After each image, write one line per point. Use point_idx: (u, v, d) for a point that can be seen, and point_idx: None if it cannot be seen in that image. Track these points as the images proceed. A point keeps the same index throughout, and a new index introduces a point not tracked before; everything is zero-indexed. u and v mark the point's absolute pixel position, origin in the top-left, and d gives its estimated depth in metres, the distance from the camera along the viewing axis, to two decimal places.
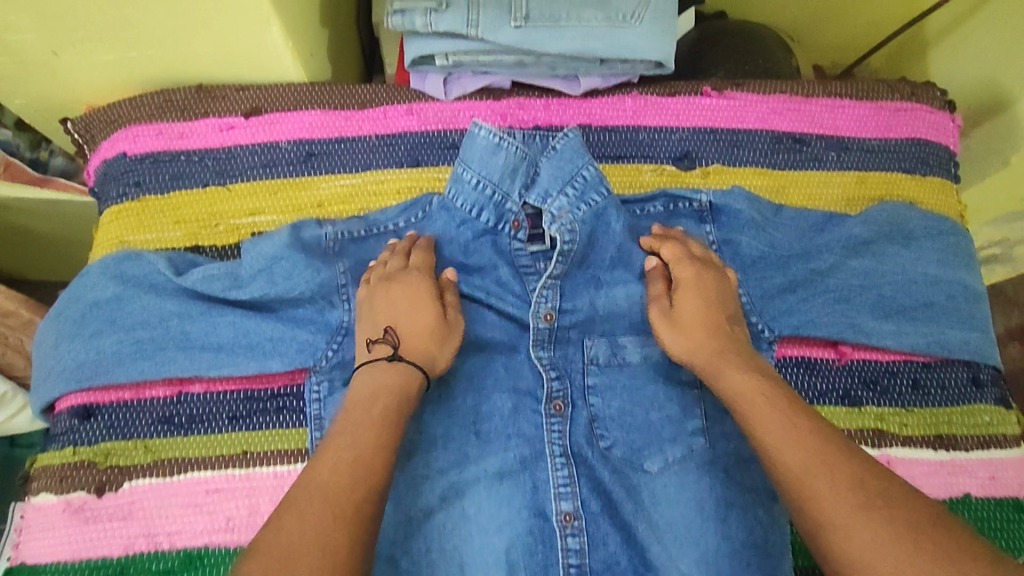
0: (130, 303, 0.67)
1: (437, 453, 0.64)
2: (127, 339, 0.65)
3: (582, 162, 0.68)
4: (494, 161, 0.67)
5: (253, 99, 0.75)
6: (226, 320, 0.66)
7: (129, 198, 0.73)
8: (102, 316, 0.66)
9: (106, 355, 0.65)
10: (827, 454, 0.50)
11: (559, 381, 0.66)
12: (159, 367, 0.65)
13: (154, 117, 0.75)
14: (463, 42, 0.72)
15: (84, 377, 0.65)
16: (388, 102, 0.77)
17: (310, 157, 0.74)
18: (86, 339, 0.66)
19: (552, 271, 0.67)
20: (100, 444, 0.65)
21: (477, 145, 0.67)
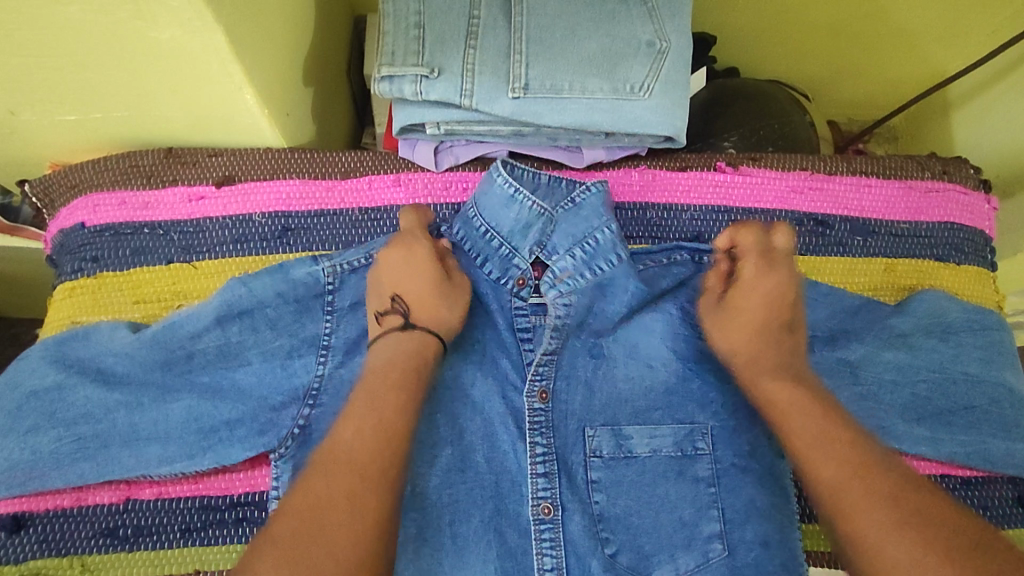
0: (71, 394, 0.59)
1: (416, 562, 0.57)
2: (67, 436, 0.58)
3: (601, 222, 0.65)
4: (506, 213, 0.64)
5: (227, 167, 0.69)
6: (179, 407, 0.59)
7: (85, 274, 0.66)
8: (38, 409, 0.59)
9: (42, 453, 0.58)
10: (861, 470, 0.49)
11: (547, 482, 0.60)
12: (102, 469, 0.57)
13: (117, 184, 0.69)
14: (454, 111, 0.67)
15: (15, 483, 0.57)
16: (374, 172, 0.70)
17: (286, 232, 0.68)
18: (18, 436, 0.58)
19: (546, 348, 0.63)
20: (31, 560, 0.57)
21: (494, 193, 0.65)
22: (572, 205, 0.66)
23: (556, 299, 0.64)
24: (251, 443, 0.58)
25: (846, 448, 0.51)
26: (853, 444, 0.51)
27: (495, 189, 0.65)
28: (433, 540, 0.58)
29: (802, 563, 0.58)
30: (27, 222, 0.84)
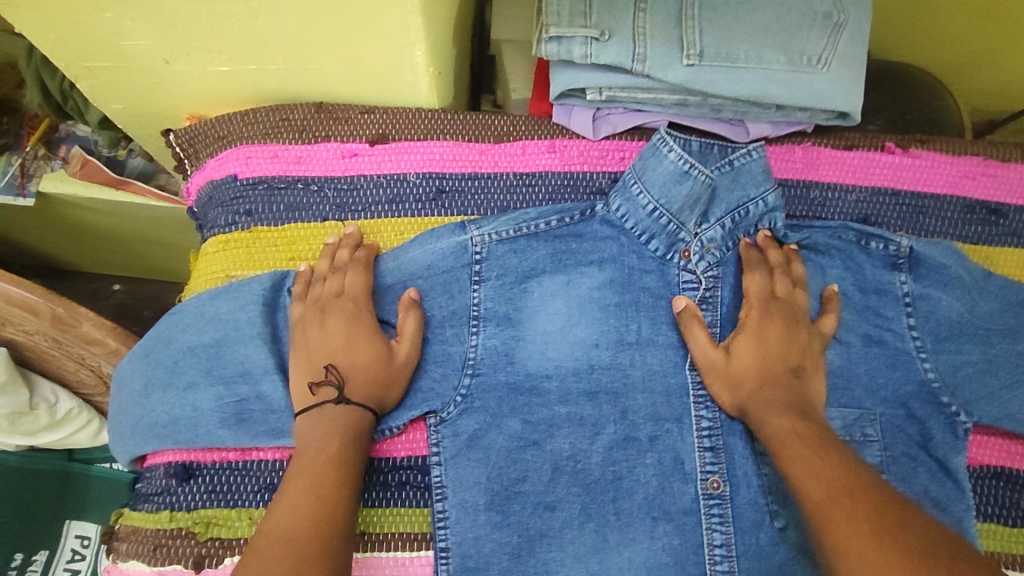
0: (229, 353, 0.59)
1: (578, 533, 0.57)
2: (229, 395, 0.58)
3: (760, 190, 0.64)
4: (677, 189, 0.62)
5: (380, 125, 0.67)
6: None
7: (239, 228, 0.64)
8: (197, 365, 0.59)
9: (207, 410, 0.58)
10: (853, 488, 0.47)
11: (713, 456, 0.59)
12: (270, 427, 0.57)
13: (269, 138, 0.67)
14: (623, 77, 0.64)
15: (180, 436, 0.57)
16: (528, 137, 0.68)
17: (440, 194, 0.66)
18: (181, 391, 0.59)
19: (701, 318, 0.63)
20: (200, 510, 0.56)
21: (662, 168, 0.62)
22: (731, 169, 0.64)
23: (706, 272, 0.63)
24: (411, 401, 0.59)
25: (836, 468, 0.49)
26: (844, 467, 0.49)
27: (663, 164, 0.62)
28: (595, 514, 0.57)
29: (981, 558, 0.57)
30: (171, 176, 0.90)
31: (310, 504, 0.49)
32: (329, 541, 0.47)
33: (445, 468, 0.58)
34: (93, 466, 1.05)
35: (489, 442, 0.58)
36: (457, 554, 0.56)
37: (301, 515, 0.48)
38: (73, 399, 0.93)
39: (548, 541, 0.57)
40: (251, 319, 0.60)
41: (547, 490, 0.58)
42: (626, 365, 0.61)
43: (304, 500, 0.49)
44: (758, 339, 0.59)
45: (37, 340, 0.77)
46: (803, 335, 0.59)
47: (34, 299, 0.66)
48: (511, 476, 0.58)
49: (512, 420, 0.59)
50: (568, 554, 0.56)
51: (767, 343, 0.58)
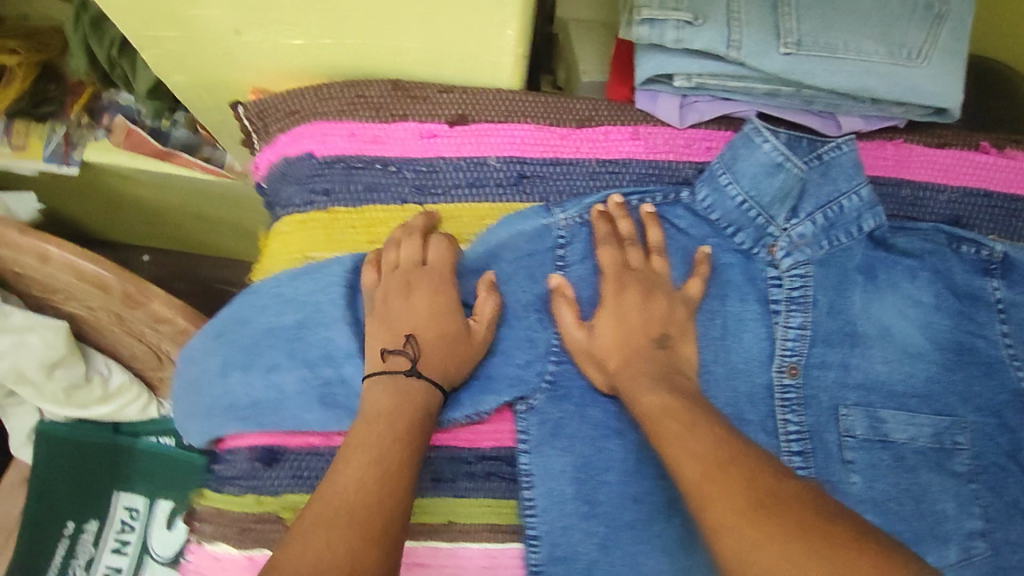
0: (309, 335, 0.59)
1: (665, 527, 0.57)
2: (313, 379, 0.58)
3: (852, 184, 0.61)
4: (769, 182, 0.60)
5: (459, 104, 0.65)
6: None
7: (317, 208, 0.63)
8: (278, 347, 0.59)
9: (291, 393, 0.58)
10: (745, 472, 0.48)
11: (803, 460, 0.59)
12: (358, 411, 0.57)
13: (344, 115, 0.65)
14: (714, 64, 0.62)
15: (264, 418, 0.58)
16: (610, 122, 0.66)
17: (521, 179, 0.64)
18: (262, 373, 0.58)
19: (789, 320, 0.61)
20: (287, 495, 0.57)
21: (756, 159, 0.60)
22: (820, 163, 0.62)
23: (790, 270, 0.62)
24: (498, 388, 0.58)
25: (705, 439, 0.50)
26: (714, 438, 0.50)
27: (758, 155, 0.60)
28: (680, 510, 0.58)
29: None
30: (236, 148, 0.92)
31: (372, 479, 0.47)
32: (390, 518, 0.46)
33: (532, 457, 0.57)
34: (139, 440, 1.05)
35: (574, 431, 0.58)
36: (547, 542, 0.56)
37: (364, 484, 0.47)
38: (125, 372, 0.93)
39: (634, 533, 0.57)
40: (331, 302, 0.59)
41: (633, 482, 0.58)
42: (710, 362, 0.60)
43: (370, 472, 0.47)
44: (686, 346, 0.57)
45: (98, 315, 0.76)
46: (663, 301, 0.57)
47: (105, 276, 0.65)
48: (598, 466, 0.58)
49: (598, 409, 0.59)
50: (655, 546, 0.57)
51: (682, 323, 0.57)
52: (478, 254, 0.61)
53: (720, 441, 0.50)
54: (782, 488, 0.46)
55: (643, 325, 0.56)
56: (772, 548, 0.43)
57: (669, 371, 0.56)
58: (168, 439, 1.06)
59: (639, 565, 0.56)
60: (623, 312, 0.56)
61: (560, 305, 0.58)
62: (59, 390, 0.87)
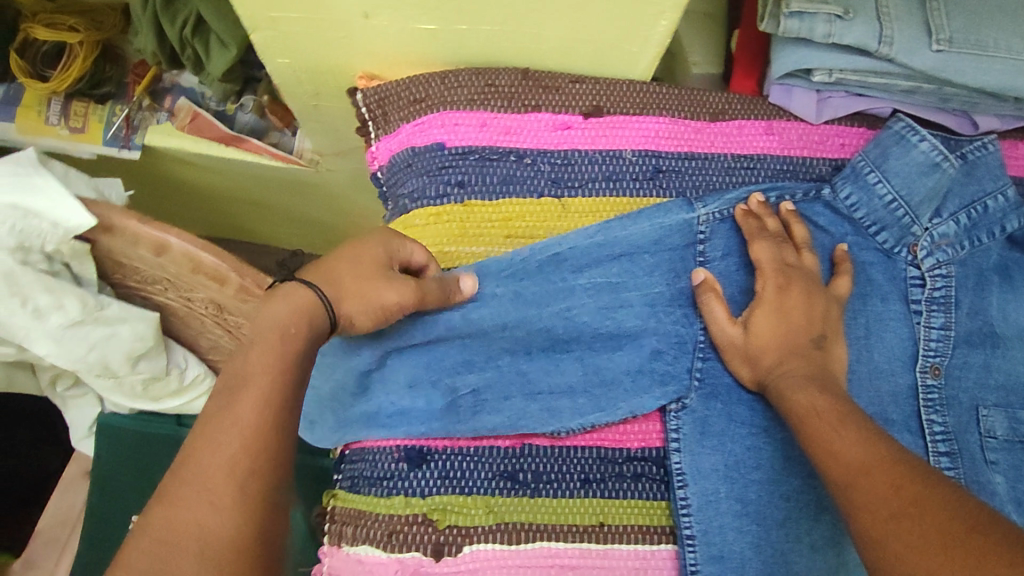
0: (445, 345, 0.58)
1: (814, 526, 0.56)
2: (459, 388, 0.58)
3: (997, 185, 0.61)
4: (922, 181, 0.60)
5: (594, 96, 0.63)
6: (572, 359, 0.58)
7: (451, 200, 0.61)
8: (418, 358, 0.58)
9: (439, 397, 0.57)
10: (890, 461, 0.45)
11: (951, 462, 0.58)
12: (511, 417, 0.57)
13: (475, 104, 0.63)
14: (860, 60, 0.61)
15: (410, 423, 0.57)
16: (744, 116, 0.65)
17: (658, 174, 0.62)
18: (404, 387, 0.58)
19: (931, 320, 0.60)
20: (436, 497, 0.55)
21: (910, 158, 0.60)
22: (965, 162, 0.61)
23: (932, 270, 0.61)
24: (650, 387, 0.57)
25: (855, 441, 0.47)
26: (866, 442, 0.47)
27: (914, 154, 0.60)
28: (830, 508, 0.56)
29: None
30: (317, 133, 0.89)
31: (253, 432, 0.43)
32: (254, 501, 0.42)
33: (684, 455, 0.57)
34: None
35: (722, 429, 0.57)
36: (702, 542, 0.55)
37: (258, 433, 0.44)
38: (200, 364, 0.90)
39: (785, 531, 0.56)
40: (477, 310, 0.58)
41: (780, 481, 0.56)
42: (853, 361, 0.60)
43: (248, 443, 0.43)
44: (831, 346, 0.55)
45: (195, 306, 0.73)
46: (822, 300, 0.56)
47: (224, 267, 0.63)
48: (747, 464, 0.57)
49: (743, 407, 0.57)
50: (804, 544, 0.56)
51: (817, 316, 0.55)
52: (618, 243, 0.59)
53: (874, 441, 0.47)
54: (932, 490, 0.42)
55: (804, 325, 0.55)
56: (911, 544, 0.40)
57: (829, 371, 0.54)
58: None
59: (790, 565, 0.55)
60: (786, 310, 0.55)
61: (711, 301, 0.56)
62: (138, 381, 0.83)
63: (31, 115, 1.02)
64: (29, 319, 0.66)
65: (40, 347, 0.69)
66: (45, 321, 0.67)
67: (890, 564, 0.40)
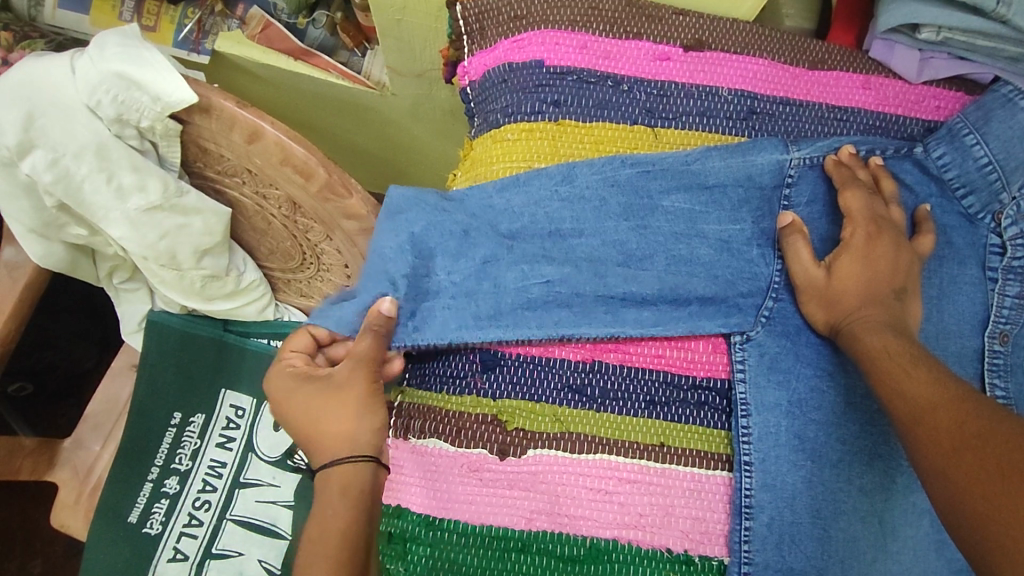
0: (523, 245, 0.58)
1: (866, 470, 0.56)
2: (533, 279, 0.56)
3: None
4: (1021, 147, 0.59)
5: (697, 30, 0.63)
6: (648, 273, 0.58)
7: (546, 118, 0.61)
8: (494, 245, 0.58)
9: (509, 291, 0.56)
10: (957, 397, 0.46)
11: None
12: (576, 319, 0.56)
13: (578, 26, 0.63)
14: (973, 19, 0.60)
15: (479, 310, 0.56)
16: (841, 68, 0.65)
17: (751, 115, 0.62)
18: (477, 264, 0.57)
19: (1006, 288, 0.60)
20: (506, 400, 0.56)
21: (1015, 124, 0.59)
22: None
23: (1014, 239, 0.60)
24: (723, 317, 0.57)
25: (922, 380, 0.48)
26: (934, 382, 0.48)
27: (1018, 120, 0.59)
28: (884, 454, 0.56)
29: None
30: (391, 50, 0.88)
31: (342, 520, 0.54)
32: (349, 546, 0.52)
33: (752, 389, 0.56)
34: (248, 341, 1.00)
35: (789, 367, 0.57)
36: (759, 469, 0.55)
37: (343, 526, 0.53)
38: (256, 271, 0.91)
39: (837, 471, 0.55)
40: (559, 209, 0.59)
41: (837, 423, 0.56)
42: (924, 318, 0.59)
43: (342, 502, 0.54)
44: (909, 294, 0.56)
45: (269, 206, 0.74)
46: (906, 254, 0.57)
47: (312, 162, 0.63)
48: (809, 403, 0.57)
49: (810, 349, 0.58)
50: (854, 487, 0.55)
51: (899, 266, 0.56)
52: (709, 176, 0.59)
53: (942, 381, 0.48)
54: (995, 427, 0.42)
55: (888, 273, 0.56)
56: (960, 477, 0.42)
57: (904, 320, 0.55)
58: (281, 342, 1.01)
59: (839, 506, 0.55)
60: (871, 259, 0.56)
61: (797, 240, 0.57)
62: (199, 279, 0.83)
63: (105, 10, 1.02)
64: (111, 198, 0.67)
65: (116, 228, 0.69)
66: (126, 202, 0.68)
67: (948, 494, 0.42)
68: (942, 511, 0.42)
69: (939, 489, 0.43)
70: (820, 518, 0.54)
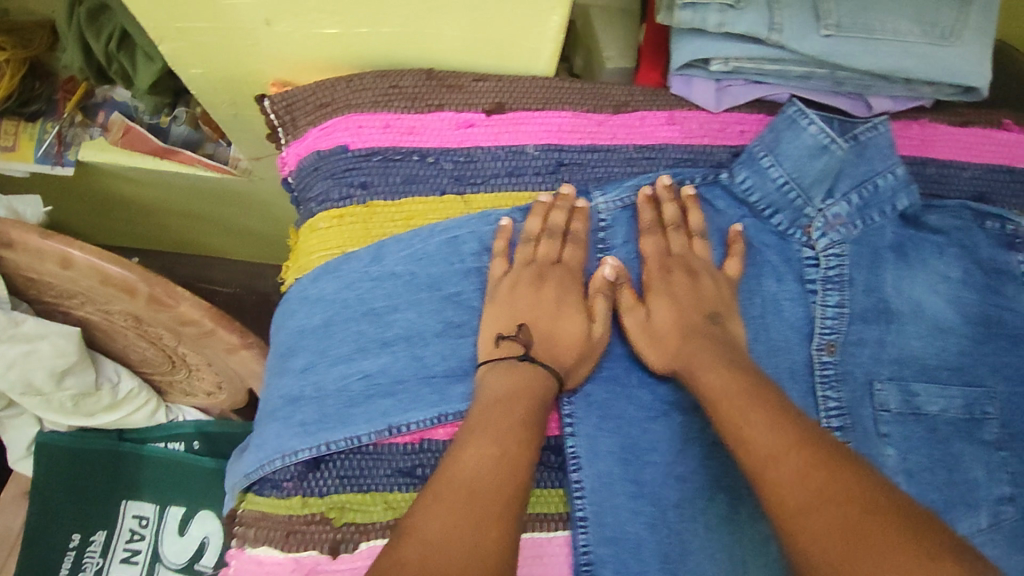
0: (339, 333, 0.58)
1: (710, 504, 0.56)
2: (352, 375, 0.57)
3: (887, 164, 0.63)
4: (811, 164, 0.62)
5: (497, 94, 0.64)
6: (467, 341, 0.58)
7: (355, 201, 0.61)
8: (313, 345, 0.58)
9: (329, 392, 0.56)
10: (798, 443, 0.45)
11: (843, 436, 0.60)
12: (403, 405, 0.56)
13: (379, 106, 0.63)
14: (755, 47, 0.62)
15: (314, 426, 0.55)
16: (646, 107, 0.66)
17: (559, 167, 0.64)
18: (298, 372, 0.58)
19: (827, 299, 0.62)
20: (334, 496, 0.55)
21: (801, 141, 0.62)
22: (857, 143, 0.63)
23: (826, 249, 0.63)
24: None
25: (765, 423, 0.48)
26: (772, 423, 0.47)
27: (804, 137, 0.62)
28: (726, 485, 0.57)
29: None
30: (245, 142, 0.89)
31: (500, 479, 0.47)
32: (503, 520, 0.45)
33: (581, 440, 0.56)
34: (145, 447, 0.98)
35: (621, 412, 0.58)
36: (595, 523, 0.55)
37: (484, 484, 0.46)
38: (134, 378, 0.90)
39: (680, 510, 0.56)
40: (371, 289, 0.58)
41: (675, 461, 0.57)
42: (751, 340, 0.60)
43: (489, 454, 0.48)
44: (721, 332, 0.58)
45: (115, 319, 0.73)
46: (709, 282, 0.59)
47: (133, 278, 0.63)
48: (643, 446, 0.57)
49: (642, 390, 0.59)
50: (701, 524, 0.56)
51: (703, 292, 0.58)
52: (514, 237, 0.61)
53: (781, 424, 0.47)
54: (832, 477, 0.43)
55: (693, 303, 0.58)
56: (817, 535, 0.41)
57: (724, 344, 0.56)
58: (178, 444, 0.99)
59: (687, 546, 0.55)
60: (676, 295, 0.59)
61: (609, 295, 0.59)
62: (67, 399, 0.83)
63: None
64: None
65: None
66: None
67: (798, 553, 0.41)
68: (803, 569, 0.41)
69: (801, 537, 0.41)
70: (670, 562, 0.54)
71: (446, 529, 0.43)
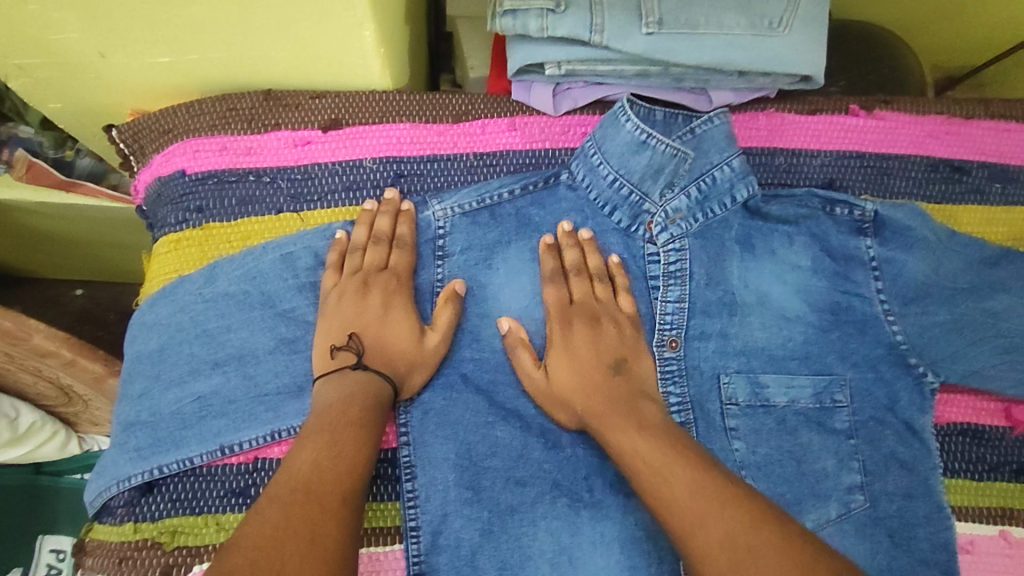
0: (172, 358, 0.58)
1: (548, 509, 0.56)
2: (186, 397, 0.57)
3: (723, 156, 0.62)
4: (636, 160, 0.61)
5: (334, 110, 0.65)
6: (302, 356, 0.58)
7: (191, 225, 0.62)
8: (147, 370, 0.58)
9: (161, 416, 0.57)
10: (719, 497, 0.45)
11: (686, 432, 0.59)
12: (235, 425, 0.56)
13: (216, 129, 0.64)
14: (581, 49, 0.62)
15: (146, 450, 0.56)
16: (488, 115, 0.67)
17: (398, 179, 0.64)
18: (135, 398, 0.58)
19: (668, 293, 0.62)
20: (166, 520, 0.55)
21: (622, 139, 0.61)
22: (694, 137, 0.63)
23: (666, 244, 0.62)
24: None
25: (687, 479, 0.47)
26: (691, 479, 0.47)
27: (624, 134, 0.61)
28: (564, 488, 0.57)
29: (948, 517, 0.59)
30: None
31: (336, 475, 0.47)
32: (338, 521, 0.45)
33: (415, 449, 0.56)
34: (63, 478, 0.98)
35: (458, 419, 0.57)
36: (427, 532, 0.55)
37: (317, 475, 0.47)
38: (35, 412, 0.91)
39: (518, 515, 0.56)
40: (204, 311, 0.59)
41: (514, 466, 0.57)
42: None
43: (323, 454, 0.48)
44: (561, 337, 0.58)
45: None
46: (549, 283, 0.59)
47: None
48: (481, 453, 0.57)
49: (480, 398, 0.58)
50: (539, 529, 0.55)
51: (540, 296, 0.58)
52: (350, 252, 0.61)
53: (702, 483, 0.46)
54: (759, 535, 0.42)
55: None
56: None
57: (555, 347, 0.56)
58: None
59: (524, 550, 0.55)
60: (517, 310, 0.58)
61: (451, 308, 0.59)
62: None
63: None
64: None
65: None
66: None
67: None
68: None
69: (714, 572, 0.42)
70: (506, 567, 0.55)
71: (269, 523, 0.43)
